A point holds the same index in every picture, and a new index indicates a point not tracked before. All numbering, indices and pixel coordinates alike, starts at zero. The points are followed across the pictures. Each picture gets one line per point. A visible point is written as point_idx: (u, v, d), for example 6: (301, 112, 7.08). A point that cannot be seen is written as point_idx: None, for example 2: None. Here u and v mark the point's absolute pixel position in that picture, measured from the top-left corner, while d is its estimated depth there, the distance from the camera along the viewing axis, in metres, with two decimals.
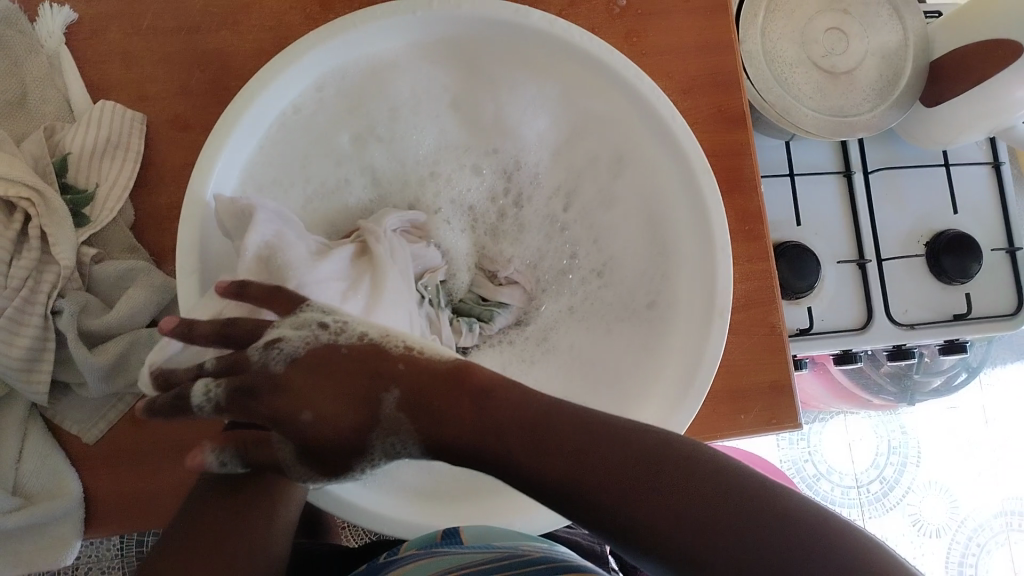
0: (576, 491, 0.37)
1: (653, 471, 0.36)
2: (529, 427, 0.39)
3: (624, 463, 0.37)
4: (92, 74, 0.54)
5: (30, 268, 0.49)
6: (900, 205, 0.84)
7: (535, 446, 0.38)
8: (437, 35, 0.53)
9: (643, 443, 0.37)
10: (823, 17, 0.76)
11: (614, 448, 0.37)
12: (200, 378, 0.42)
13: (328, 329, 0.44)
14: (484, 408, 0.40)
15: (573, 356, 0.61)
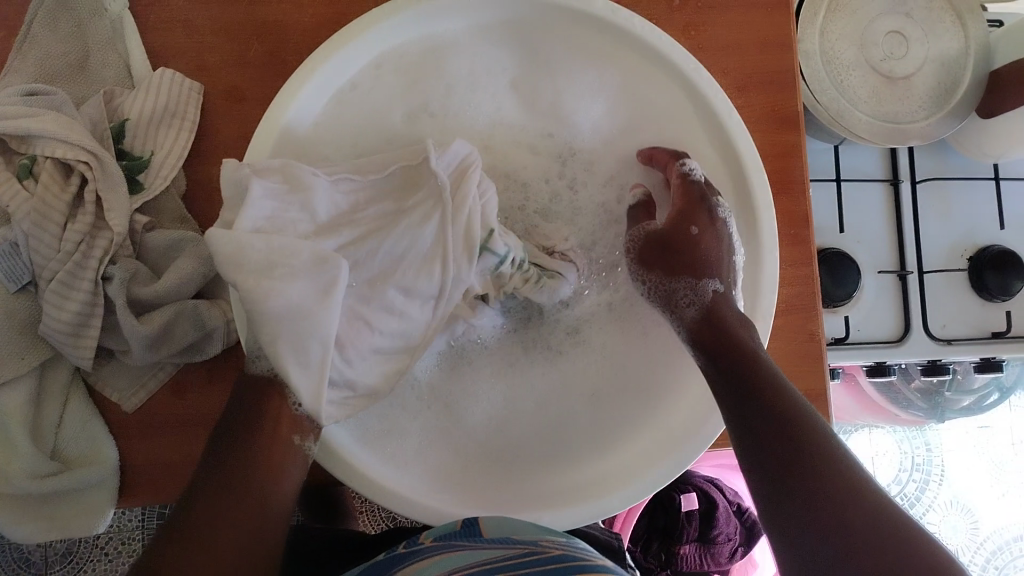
0: (742, 386, 0.45)
1: (798, 406, 0.43)
2: (774, 395, 0.44)
3: (809, 442, 0.41)
4: (151, 40, 0.54)
5: (83, 233, 0.49)
6: (947, 217, 0.83)
7: (761, 404, 0.44)
8: (499, 18, 0.53)
9: (792, 401, 0.44)
10: (885, 19, 0.74)
11: (817, 433, 0.41)
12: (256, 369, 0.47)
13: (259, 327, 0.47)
14: (761, 377, 0.45)
15: (606, 354, 0.58)
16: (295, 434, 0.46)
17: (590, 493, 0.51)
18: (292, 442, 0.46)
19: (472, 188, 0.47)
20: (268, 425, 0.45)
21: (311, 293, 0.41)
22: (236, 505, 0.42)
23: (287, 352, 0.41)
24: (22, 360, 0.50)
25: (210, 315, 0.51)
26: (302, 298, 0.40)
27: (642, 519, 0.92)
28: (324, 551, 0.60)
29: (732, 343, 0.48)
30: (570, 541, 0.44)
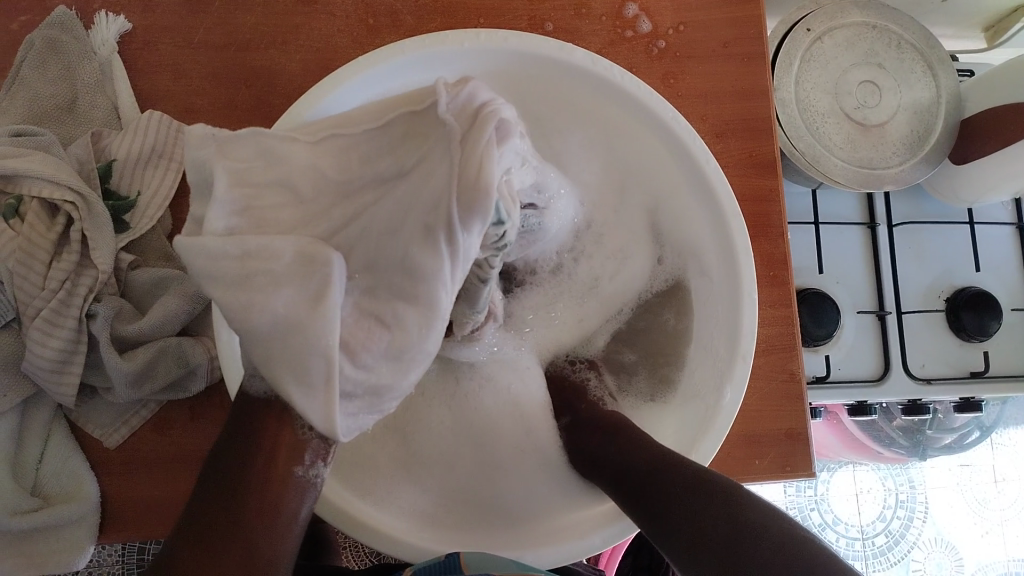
0: (631, 478, 0.47)
1: (647, 481, 0.46)
2: (645, 462, 0.48)
3: (684, 477, 0.44)
4: (142, 83, 0.56)
5: (68, 272, 0.49)
6: (924, 259, 0.84)
7: (639, 471, 0.47)
8: (484, 69, 0.54)
9: (676, 467, 0.46)
10: (858, 69, 0.76)
11: (689, 470, 0.45)
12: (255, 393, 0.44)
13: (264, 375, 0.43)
14: (638, 453, 0.49)
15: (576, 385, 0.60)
16: (294, 462, 0.44)
17: (568, 533, 0.51)
18: (293, 472, 0.44)
19: (488, 131, 0.36)
20: (267, 455, 0.43)
21: (298, 303, 0.35)
22: (231, 542, 0.40)
23: (289, 377, 0.36)
24: (4, 396, 0.51)
25: (193, 351, 0.52)
26: (287, 311, 0.35)
27: (626, 557, 0.92)
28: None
29: (615, 434, 0.52)
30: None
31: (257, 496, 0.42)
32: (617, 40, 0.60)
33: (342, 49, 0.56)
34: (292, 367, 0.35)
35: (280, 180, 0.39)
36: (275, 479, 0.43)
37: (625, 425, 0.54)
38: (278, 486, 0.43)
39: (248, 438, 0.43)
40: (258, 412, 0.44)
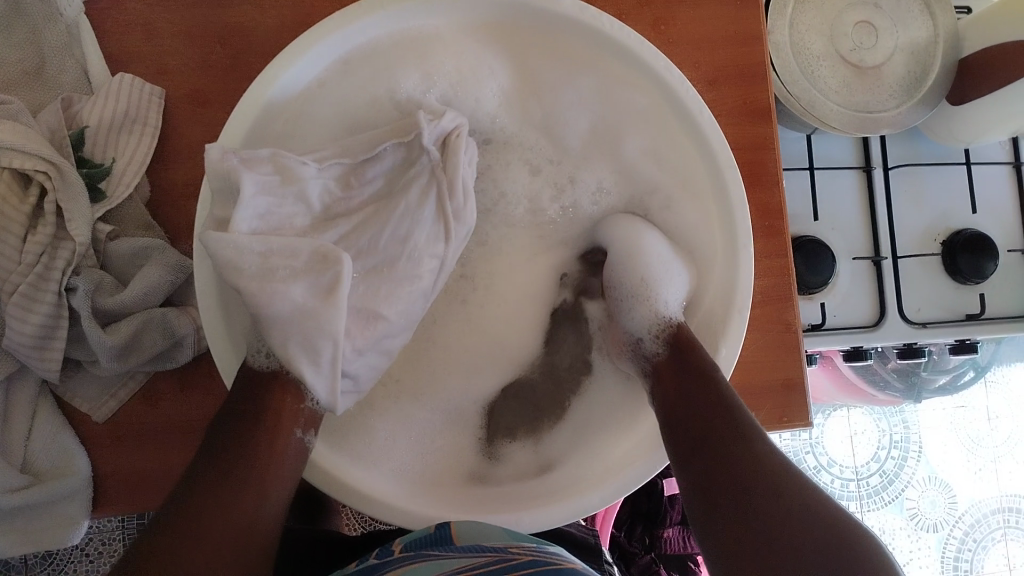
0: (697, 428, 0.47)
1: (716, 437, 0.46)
2: (726, 433, 0.46)
3: (765, 475, 0.43)
4: (110, 44, 0.53)
5: (44, 245, 0.48)
6: (920, 203, 0.83)
7: (719, 448, 0.45)
8: (475, 16, 0.53)
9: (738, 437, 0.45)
10: (852, 10, 0.74)
11: (775, 462, 0.44)
12: (257, 359, 0.46)
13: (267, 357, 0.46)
14: (716, 413, 0.47)
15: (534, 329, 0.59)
16: (294, 425, 0.46)
17: (573, 490, 0.50)
18: (293, 433, 0.46)
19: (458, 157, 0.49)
20: (273, 418, 0.45)
21: (312, 295, 0.43)
22: (241, 498, 0.42)
23: (298, 350, 0.43)
24: None
25: (178, 322, 0.50)
26: (304, 299, 0.43)
27: (623, 506, 0.92)
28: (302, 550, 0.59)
29: (686, 377, 0.50)
30: (541, 546, 0.43)
31: (258, 463, 0.43)
32: None
33: (318, 3, 0.54)
34: (304, 343, 0.43)
35: (295, 194, 0.47)
36: (275, 440, 0.44)
37: (696, 362, 0.51)
38: (276, 447, 0.44)
39: (255, 402, 0.45)
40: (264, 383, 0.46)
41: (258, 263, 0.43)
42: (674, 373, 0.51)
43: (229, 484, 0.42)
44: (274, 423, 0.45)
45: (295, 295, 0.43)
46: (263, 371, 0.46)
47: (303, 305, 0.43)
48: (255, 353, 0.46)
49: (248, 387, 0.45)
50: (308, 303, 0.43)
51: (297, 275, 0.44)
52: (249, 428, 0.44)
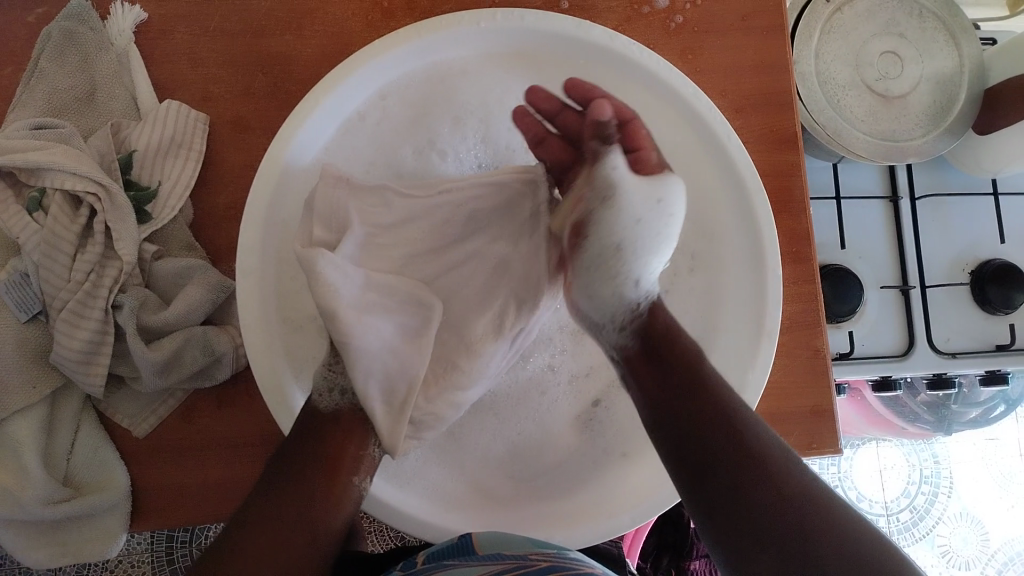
0: (665, 422, 0.46)
1: (698, 440, 0.44)
2: (704, 428, 0.44)
3: (753, 464, 0.42)
4: (160, 74, 0.56)
5: (92, 263, 0.50)
6: (948, 233, 0.83)
7: (693, 419, 0.44)
8: (506, 43, 0.54)
9: (730, 436, 0.43)
10: (877, 40, 0.76)
11: (763, 449, 0.42)
12: (328, 394, 0.47)
13: (343, 392, 0.47)
14: (691, 402, 0.45)
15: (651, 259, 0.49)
16: (352, 472, 0.46)
17: (600, 511, 0.51)
18: (352, 483, 0.46)
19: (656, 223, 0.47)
20: (332, 460, 0.45)
21: (399, 339, 0.48)
22: (294, 533, 0.42)
23: (376, 387, 0.46)
24: (33, 388, 0.52)
25: (219, 340, 0.52)
26: (394, 340, 0.47)
27: (649, 537, 0.92)
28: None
29: (668, 356, 0.48)
30: (564, 552, 0.45)
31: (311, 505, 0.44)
32: (634, 16, 0.59)
33: (356, 34, 0.56)
34: (386, 386, 0.46)
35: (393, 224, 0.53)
36: (333, 480, 0.45)
37: (666, 344, 0.48)
38: (334, 489, 0.45)
39: (317, 442, 0.45)
40: (328, 422, 0.46)
41: (356, 297, 0.47)
42: (656, 368, 0.48)
43: (293, 505, 0.43)
44: (336, 456, 0.45)
45: (385, 333, 0.47)
46: (333, 405, 0.47)
47: (391, 345, 0.47)
48: (326, 386, 0.47)
49: (311, 424, 0.46)
50: (396, 345, 0.47)
51: (390, 316, 0.49)
52: (301, 466, 0.44)
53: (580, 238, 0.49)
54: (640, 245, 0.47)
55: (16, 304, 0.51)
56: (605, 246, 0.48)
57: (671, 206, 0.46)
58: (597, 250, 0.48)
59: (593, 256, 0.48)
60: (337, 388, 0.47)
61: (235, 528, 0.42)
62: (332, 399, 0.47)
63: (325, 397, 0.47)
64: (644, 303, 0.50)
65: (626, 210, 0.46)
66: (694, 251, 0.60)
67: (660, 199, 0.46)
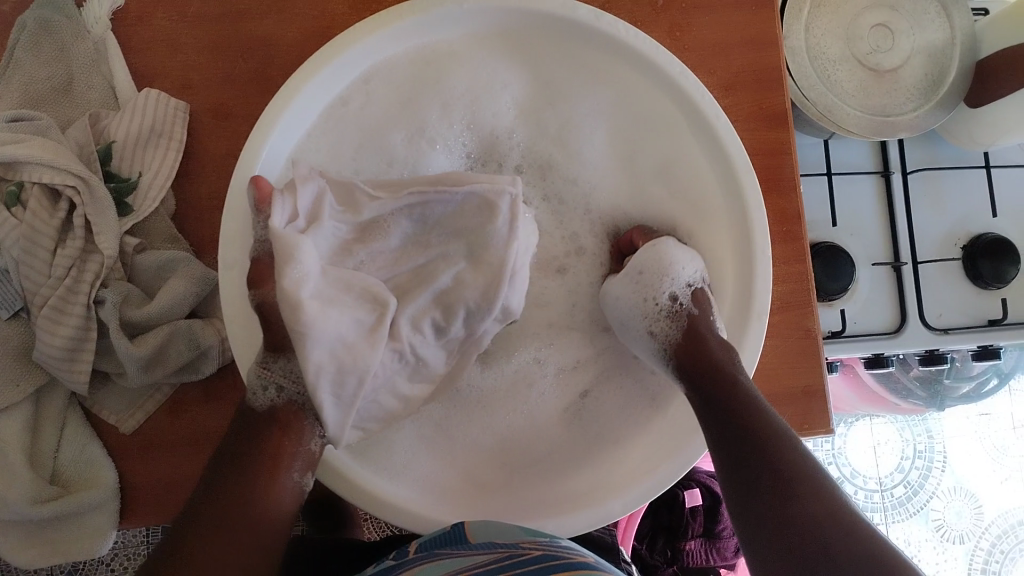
0: (711, 409, 0.47)
1: (729, 429, 0.46)
2: (735, 414, 0.46)
3: (771, 455, 0.43)
4: (138, 61, 0.54)
5: (73, 258, 0.49)
6: (940, 208, 0.82)
7: (743, 407, 0.46)
8: (493, 23, 0.53)
9: (755, 426, 0.45)
10: (870, 13, 0.75)
11: (783, 440, 0.44)
12: (263, 389, 0.44)
13: (281, 389, 0.44)
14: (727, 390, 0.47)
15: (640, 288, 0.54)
16: (292, 467, 0.44)
17: (594, 499, 0.51)
18: (290, 477, 0.44)
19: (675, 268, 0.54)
20: (269, 462, 0.44)
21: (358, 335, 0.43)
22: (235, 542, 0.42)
23: (328, 385, 0.43)
24: (18, 386, 0.51)
25: (204, 333, 0.51)
26: (352, 334, 0.43)
27: (645, 518, 0.91)
28: (320, 553, 0.59)
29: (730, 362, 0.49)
30: (557, 540, 0.45)
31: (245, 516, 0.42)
32: None
33: (339, 17, 0.54)
34: (337, 381, 0.43)
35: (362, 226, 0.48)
36: (271, 478, 0.44)
37: (729, 353, 0.50)
38: (272, 488, 0.44)
39: (253, 443, 0.44)
40: (264, 421, 0.44)
41: (320, 288, 0.43)
42: (711, 364, 0.49)
43: (231, 510, 0.42)
44: (274, 450, 0.44)
45: (344, 326, 0.43)
46: (268, 403, 0.44)
47: (347, 339, 0.43)
48: (261, 382, 0.44)
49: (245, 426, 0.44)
50: (354, 339, 0.43)
51: (352, 309, 0.44)
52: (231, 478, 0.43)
53: (607, 304, 0.55)
54: (658, 292, 0.53)
55: None
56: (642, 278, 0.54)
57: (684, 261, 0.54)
58: (638, 319, 0.54)
59: (635, 303, 0.54)
60: (275, 383, 0.44)
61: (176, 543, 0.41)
62: (267, 396, 0.44)
63: (261, 392, 0.44)
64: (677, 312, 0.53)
65: (650, 255, 0.54)
66: (684, 231, 0.59)
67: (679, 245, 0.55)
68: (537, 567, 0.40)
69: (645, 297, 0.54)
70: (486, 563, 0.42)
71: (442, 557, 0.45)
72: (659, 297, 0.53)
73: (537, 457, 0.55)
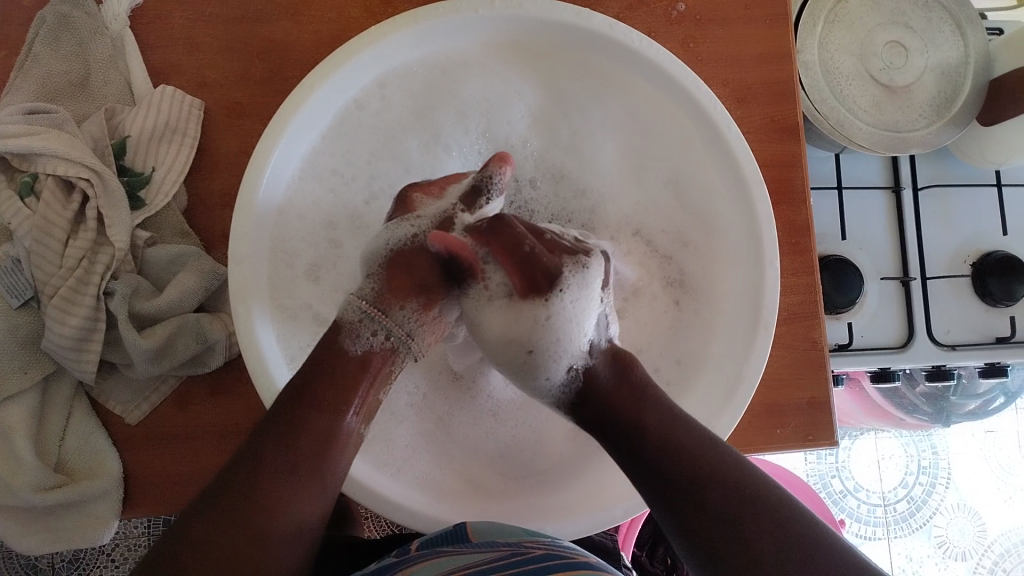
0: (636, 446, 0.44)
1: (662, 461, 0.43)
2: (659, 443, 0.44)
3: (712, 474, 0.42)
4: (155, 58, 0.55)
5: (85, 249, 0.50)
6: (950, 225, 0.82)
7: (681, 467, 0.43)
8: (504, 30, 0.54)
9: (687, 445, 0.43)
10: (883, 30, 0.75)
11: (720, 453, 0.43)
12: (356, 306, 0.46)
13: (372, 317, 0.46)
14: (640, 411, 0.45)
15: (513, 347, 0.47)
16: (376, 389, 0.46)
17: (591, 504, 0.51)
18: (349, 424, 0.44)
19: (546, 311, 0.46)
20: (348, 396, 0.44)
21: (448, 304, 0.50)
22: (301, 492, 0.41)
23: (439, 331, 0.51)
24: (26, 373, 0.51)
25: (211, 328, 0.51)
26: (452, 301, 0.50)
27: (645, 527, 0.91)
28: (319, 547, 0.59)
29: (633, 405, 0.46)
30: (556, 542, 0.45)
31: (301, 466, 0.41)
32: (636, 4, 0.59)
33: (354, 20, 0.55)
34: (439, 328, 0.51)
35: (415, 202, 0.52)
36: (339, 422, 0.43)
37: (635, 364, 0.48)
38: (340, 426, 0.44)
39: (328, 380, 0.44)
40: (330, 367, 0.44)
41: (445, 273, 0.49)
42: (630, 428, 0.45)
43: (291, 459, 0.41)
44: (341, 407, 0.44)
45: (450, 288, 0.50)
46: (359, 322, 0.46)
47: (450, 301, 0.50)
48: (355, 301, 0.46)
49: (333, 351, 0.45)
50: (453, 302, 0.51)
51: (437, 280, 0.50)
52: (290, 427, 0.42)
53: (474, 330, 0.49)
54: (538, 339, 0.46)
55: (7, 288, 0.51)
56: (509, 345, 0.47)
57: (574, 318, 0.47)
58: (510, 353, 0.48)
59: (503, 359, 0.48)
60: (368, 307, 0.46)
61: (217, 519, 0.39)
62: (353, 313, 0.46)
63: (351, 313, 0.46)
64: (572, 382, 0.47)
65: (524, 326, 0.47)
66: (692, 241, 0.59)
67: (577, 291, 0.47)
68: (541, 565, 0.42)
69: (474, 318, 0.48)
70: (491, 561, 0.43)
71: (446, 555, 0.45)
72: (550, 351, 0.46)
73: (539, 465, 0.56)
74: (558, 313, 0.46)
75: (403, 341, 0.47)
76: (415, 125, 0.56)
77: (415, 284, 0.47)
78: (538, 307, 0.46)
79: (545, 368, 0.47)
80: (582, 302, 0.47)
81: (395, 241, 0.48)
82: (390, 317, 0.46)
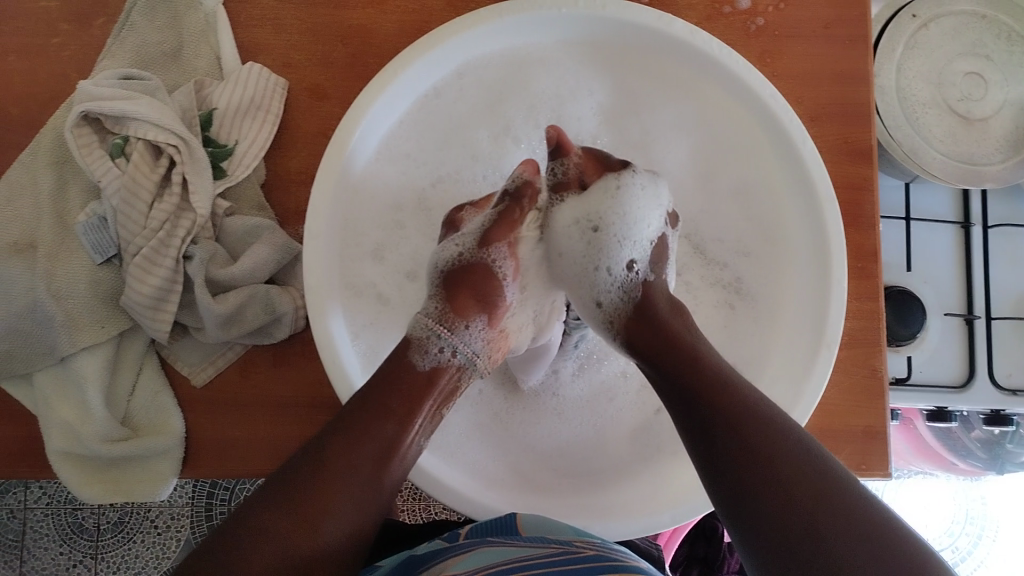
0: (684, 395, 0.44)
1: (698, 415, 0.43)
2: (700, 393, 0.43)
3: (748, 425, 0.41)
4: (245, 37, 0.57)
5: (168, 213, 0.52)
6: (1019, 266, 0.81)
7: (715, 417, 0.42)
8: (585, 32, 0.55)
9: (724, 398, 0.42)
10: (962, 60, 0.74)
11: (760, 410, 0.42)
12: (418, 330, 0.47)
13: (433, 334, 0.47)
14: (683, 364, 0.45)
15: (583, 259, 0.51)
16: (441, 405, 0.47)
17: (642, 509, 0.51)
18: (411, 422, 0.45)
19: (616, 181, 0.51)
20: (404, 404, 0.45)
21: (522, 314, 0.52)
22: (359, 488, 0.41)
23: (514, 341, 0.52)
24: (102, 328, 0.54)
25: (280, 300, 0.53)
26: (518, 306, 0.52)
27: (682, 546, 0.90)
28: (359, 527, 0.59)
29: (677, 354, 0.45)
30: (607, 543, 0.44)
31: (360, 463, 0.42)
32: (715, 16, 0.59)
33: (438, 13, 0.57)
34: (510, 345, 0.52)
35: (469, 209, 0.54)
36: (398, 426, 0.44)
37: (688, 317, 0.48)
38: (401, 437, 0.44)
39: (388, 388, 0.45)
40: (390, 378, 0.45)
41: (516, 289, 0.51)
42: (675, 384, 0.45)
43: (339, 459, 0.41)
44: (401, 420, 0.44)
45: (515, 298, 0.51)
46: (418, 341, 0.47)
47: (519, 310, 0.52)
48: (415, 322, 0.47)
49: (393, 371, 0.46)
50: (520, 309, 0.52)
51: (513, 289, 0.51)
52: (337, 434, 0.43)
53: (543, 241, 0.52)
54: (606, 232, 0.51)
55: (92, 245, 0.54)
56: (577, 225, 0.51)
57: (639, 202, 0.51)
58: (574, 238, 0.51)
59: (569, 250, 0.51)
60: (425, 327, 0.47)
61: (268, 503, 0.40)
62: (415, 332, 0.47)
63: (413, 333, 0.47)
64: (629, 286, 0.50)
65: (592, 205, 0.51)
66: (758, 256, 0.59)
67: (647, 181, 0.52)
68: (586, 565, 0.40)
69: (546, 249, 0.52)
70: (540, 556, 0.42)
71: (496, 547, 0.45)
72: (616, 244, 0.50)
73: (590, 468, 0.56)
74: (630, 236, 0.51)
75: (469, 360, 0.48)
76: (490, 119, 0.58)
77: (476, 300, 0.49)
78: (607, 209, 0.51)
79: (614, 262, 0.50)
80: (645, 205, 0.51)
81: (444, 263, 0.50)
82: (457, 334, 0.48)
